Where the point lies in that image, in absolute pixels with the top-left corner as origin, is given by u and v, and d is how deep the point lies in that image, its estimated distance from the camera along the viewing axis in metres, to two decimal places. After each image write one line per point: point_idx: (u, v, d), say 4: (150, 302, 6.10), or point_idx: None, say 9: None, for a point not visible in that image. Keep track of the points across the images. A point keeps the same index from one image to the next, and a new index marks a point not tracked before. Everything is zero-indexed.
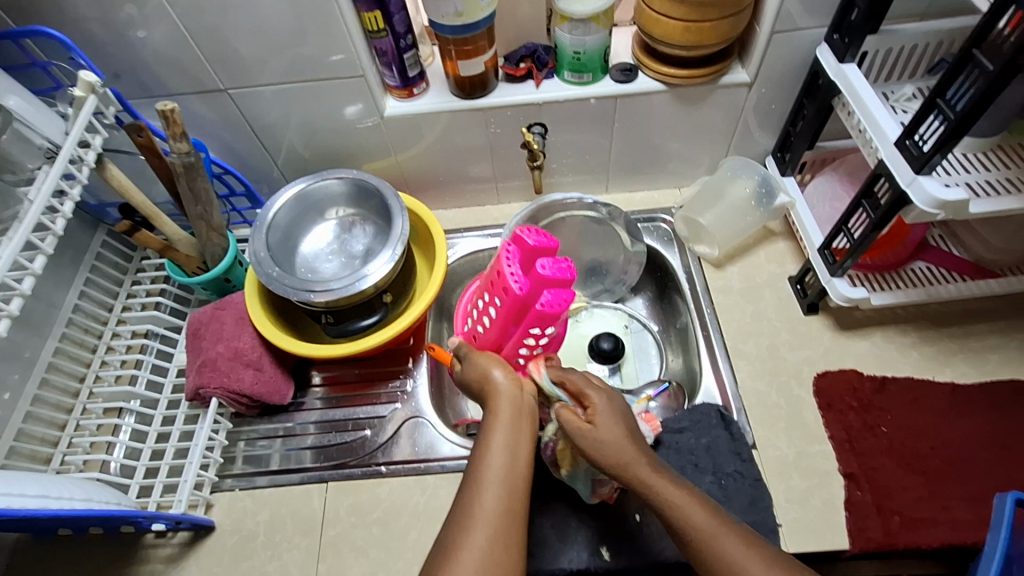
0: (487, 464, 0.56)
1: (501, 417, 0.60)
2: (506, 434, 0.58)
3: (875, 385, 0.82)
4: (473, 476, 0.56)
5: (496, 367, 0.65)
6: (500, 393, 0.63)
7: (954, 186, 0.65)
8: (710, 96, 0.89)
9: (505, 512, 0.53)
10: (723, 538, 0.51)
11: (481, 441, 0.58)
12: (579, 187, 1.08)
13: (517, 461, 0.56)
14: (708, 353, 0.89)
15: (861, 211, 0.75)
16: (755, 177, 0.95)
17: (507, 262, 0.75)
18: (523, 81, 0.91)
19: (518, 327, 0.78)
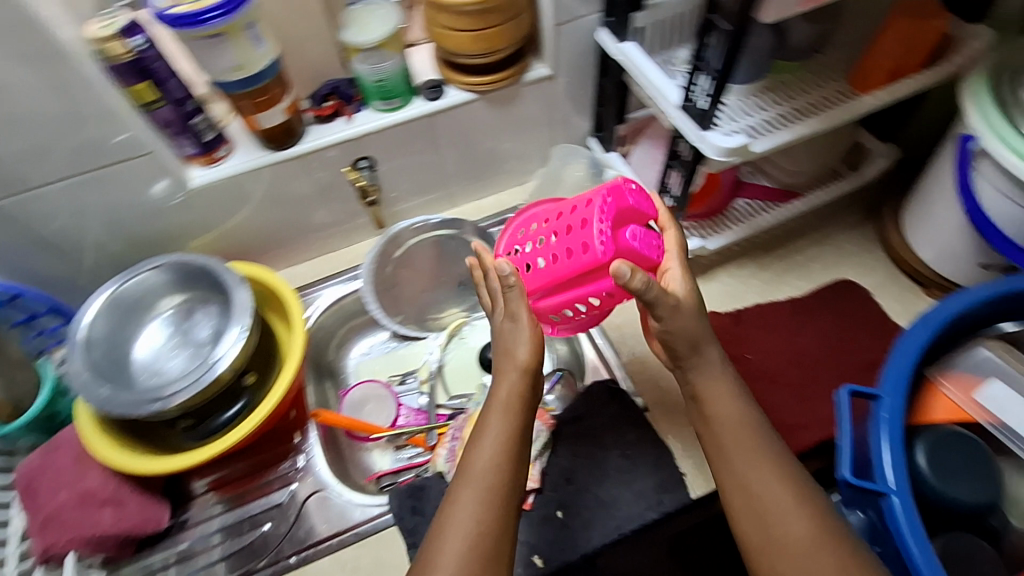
0: (473, 467, 0.58)
1: (494, 409, 0.61)
2: (497, 435, 0.60)
3: (731, 319, 0.90)
4: (461, 477, 0.58)
5: (523, 343, 0.63)
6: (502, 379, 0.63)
7: (735, 133, 0.72)
8: (520, 95, 0.92)
9: (485, 524, 0.55)
10: (746, 437, 0.58)
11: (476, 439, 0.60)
12: (426, 209, 1.07)
13: (506, 458, 0.59)
14: (586, 335, 0.94)
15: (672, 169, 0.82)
16: (580, 161, 1.01)
17: (596, 215, 0.64)
18: (334, 120, 0.87)
19: (575, 289, 0.69)
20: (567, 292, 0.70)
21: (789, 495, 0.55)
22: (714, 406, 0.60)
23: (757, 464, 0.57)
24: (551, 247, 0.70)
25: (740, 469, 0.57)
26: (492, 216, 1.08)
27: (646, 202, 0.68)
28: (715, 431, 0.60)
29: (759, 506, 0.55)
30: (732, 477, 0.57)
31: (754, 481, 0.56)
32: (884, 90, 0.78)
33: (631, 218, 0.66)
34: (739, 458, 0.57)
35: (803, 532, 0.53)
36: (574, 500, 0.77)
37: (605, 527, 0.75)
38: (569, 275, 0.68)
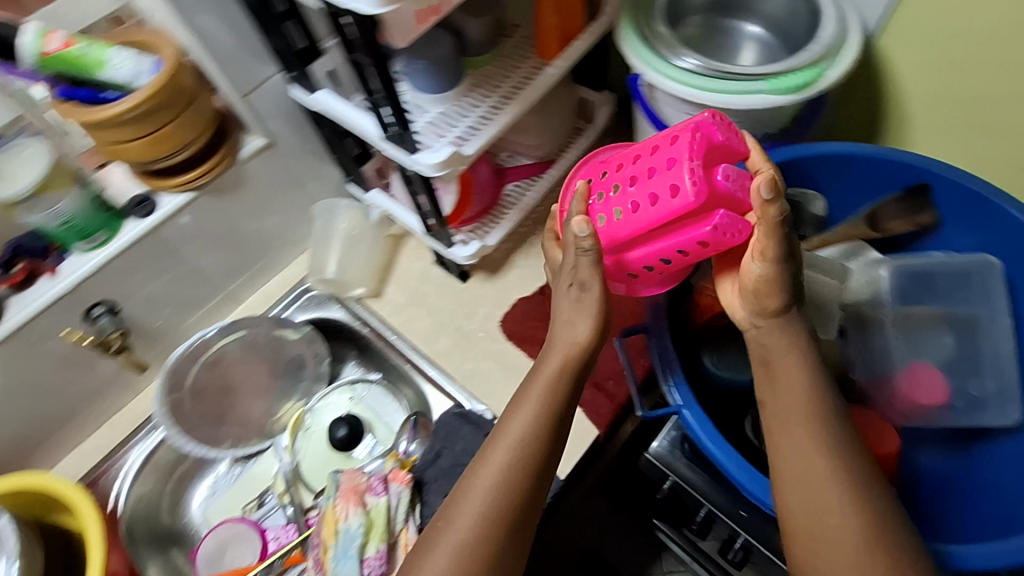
0: (506, 438, 0.60)
1: (534, 390, 0.61)
2: (541, 407, 0.60)
3: (539, 297, 0.94)
4: (498, 439, 0.61)
5: (580, 318, 0.60)
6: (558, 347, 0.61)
7: (443, 144, 0.72)
8: (244, 175, 0.86)
9: (508, 493, 0.58)
10: (796, 407, 0.57)
11: (520, 403, 0.61)
12: (208, 319, 0.98)
13: (527, 448, 0.60)
14: (421, 373, 0.92)
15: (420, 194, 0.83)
16: (342, 211, 0.98)
17: (682, 153, 0.55)
18: (32, 284, 0.76)
19: (659, 242, 0.60)
20: (649, 244, 0.61)
21: (842, 491, 0.53)
22: (790, 391, 0.58)
23: (810, 447, 0.56)
24: (617, 200, 0.60)
25: (795, 452, 0.56)
26: (284, 296, 1.01)
27: (736, 137, 0.59)
28: (786, 421, 0.57)
29: (808, 492, 0.55)
30: (790, 464, 0.56)
31: (809, 467, 0.55)
32: (562, 56, 0.83)
33: (718, 155, 0.58)
34: (807, 448, 0.56)
35: (852, 530, 0.52)
36: None
37: None
38: (651, 225, 0.58)
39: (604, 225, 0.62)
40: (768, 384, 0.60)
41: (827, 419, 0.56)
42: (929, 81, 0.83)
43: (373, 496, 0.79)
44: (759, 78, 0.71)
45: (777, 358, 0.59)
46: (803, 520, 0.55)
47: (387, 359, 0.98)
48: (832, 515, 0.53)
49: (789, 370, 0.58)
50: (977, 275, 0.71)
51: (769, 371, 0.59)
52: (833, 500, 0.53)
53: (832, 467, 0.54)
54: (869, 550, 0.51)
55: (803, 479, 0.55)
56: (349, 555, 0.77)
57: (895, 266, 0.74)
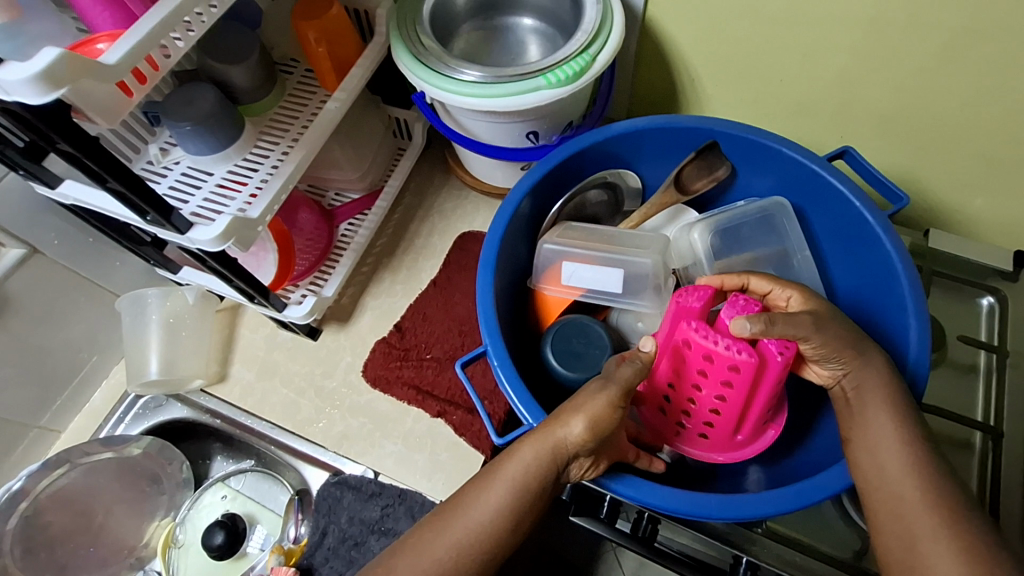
0: (464, 519, 0.56)
1: (518, 462, 0.56)
2: (504, 494, 0.56)
3: (397, 334, 0.90)
4: (456, 513, 0.56)
5: (583, 409, 0.56)
6: (547, 437, 0.56)
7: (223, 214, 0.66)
8: (7, 296, 0.74)
9: (454, 568, 0.54)
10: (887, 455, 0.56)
11: (492, 483, 0.57)
12: (25, 459, 0.85)
13: (489, 521, 0.56)
14: (290, 450, 0.85)
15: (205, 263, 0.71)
16: (154, 303, 0.87)
17: (697, 340, 0.62)
18: None
19: (760, 395, 0.64)
20: (754, 403, 0.66)
21: (937, 517, 0.53)
22: (870, 422, 0.58)
23: (907, 472, 0.55)
24: (708, 397, 0.66)
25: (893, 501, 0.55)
26: (115, 406, 0.90)
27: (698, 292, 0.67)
28: (876, 451, 0.57)
29: (904, 521, 0.54)
30: (891, 515, 0.55)
31: (905, 496, 0.54)
32: (342, 89, 0.77)
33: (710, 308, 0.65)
34: (900, 477, 0.55)
35: (952, 559, 0.51)
36: None
37: None
38: (753, 395, 0.64)
39: (751, 430, 0.69)
40: (851, 419, 0.60)
41: (908, 445, 0.56)
42: (704, 41, 0.86)
43: None
44: (537, 75, 0.71)
45: (864, 394, 0.59)
46: (904, 550, 0.53)
47: (251, 444, 0.90)
48: (926, 538, 0.52)
49: (870, 402, 0.59)
50: (776, 215, 0.76)
51: (856, 412, 0.59)
52: (932, 527, 0.52)
53: (923, 492, 0.54)
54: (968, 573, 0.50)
55: (895, 504, 0.55)
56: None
57: (706, 226, 0.77)
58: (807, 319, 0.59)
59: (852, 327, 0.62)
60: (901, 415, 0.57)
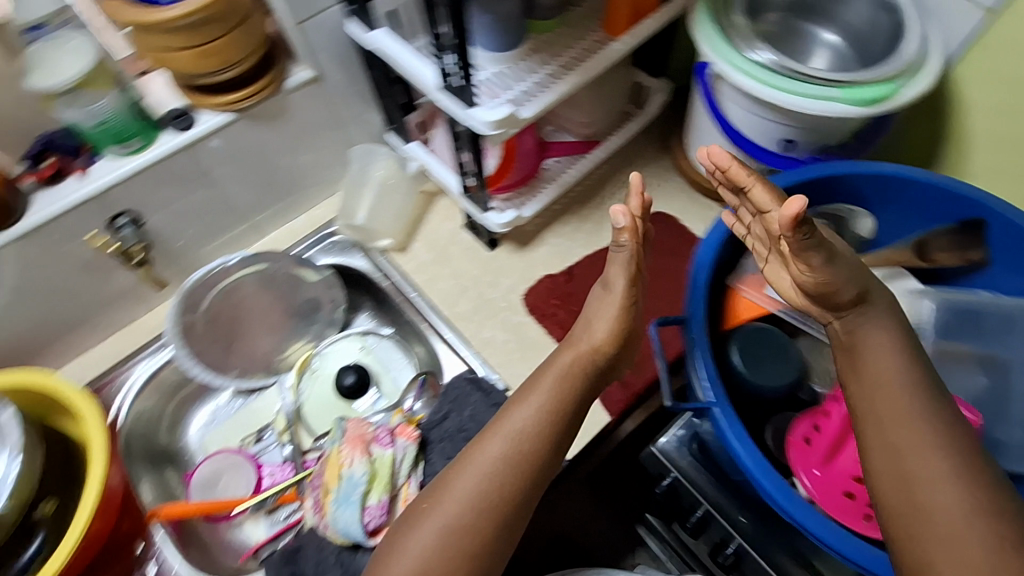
0: (503, 428, 0.63)
1: (541, 389, 0.65)
2: (535, 405, 0.64)
3: (566, 277, 0.93)
4: (491, 430, 0.63)
5: (604, 312, 0.69)
6: (568, 347, 0.69)
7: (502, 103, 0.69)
8: (286, 105, 0.83)
9: (496, 479, 0.60)
10: (896, 399, 0.54)
11: (520, 397, 0.66)
12: (230, 248, 0.96)
13: (521, 441, 0.62)
14: (439, 335, 0.91)
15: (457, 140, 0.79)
16: (382, 157, 0.97)
17: None
18: (60, 181, 0.73)
19: None
20: None
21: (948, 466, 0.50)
22: (877, 374, 0.56)
23: (914, 428, 0.52)
24: None
25: (889, 450, 0.52)
26: (307, 237, 0.99)
27: None
28: (878, 410, 0.54)
29: (903, 466, 0.51)
30: (885, 465, 0.52)
31: (898, 431, 0.53)
32: (630, 32, 0.80)
33: None
34: (903, 429, 0.52)
35: (954, 499, 0.48)
36: None
37: None
38: None
39: None
40: (853, 376, 0.58)
41: (917, 398, 0.54)
42: (999, 120, 0.80)
43: (378, 447, 0.77)
44: (834, 86, 0.69)
45: (861, 338, 0.58)
46: (908, 505, 0.50)
47: (402, 313, 0.97)
48: (927, 481, 0.50)
49: (873, 348, 0.57)
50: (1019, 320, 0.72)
51: (854, 360, 0.58)
52: (943, 481, 0.49)
53: (930, 436, 0.51)
54: (977, 518, 0.46)
55: (898, 461, 0.51)
56: (352, 496, 0.74)
57: (938, 298, 0.75)
58: (812, 264, 0.57)
59: (856, 264, 0.59)
60: (910, 364, 0.56)
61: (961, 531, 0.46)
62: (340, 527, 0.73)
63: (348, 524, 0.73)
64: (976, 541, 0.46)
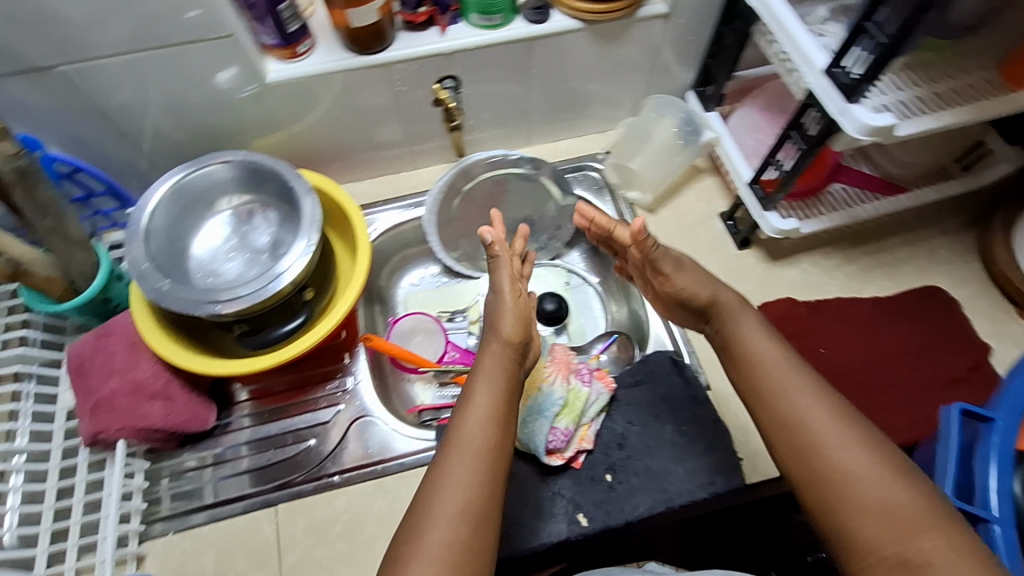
0: (461, 443, 0.54)
1: (477, 390, 0.58)
2: (484, 410, 0.56)
3: (808, 310, 0.85)
4: (449, 453, 0.54)
5: (505, 317, 0.62)
6: (486, 368, 0.59)
7: (884, 109, 0.62)
8: (628, 32, 0.81)
9: (477, 487, 0.52)
10: (787, 395, 0.56)
11: (460, 418, 0.56)
12: (500, 142, 0.99)
13: (492, 434, 0.55)
14: (652, 299, 0.88)
15: (789, 140, 0.72)
16: (679, 116, 0.91)
17: None
18: (425, 29, 0.78)
19: None
20: None
21: (836, 424, 0.53)
22: (760, 361, 0.59)
23: (820, 408, 0.54)
24: None
25: (801, 456, 0.53)
26: (568, 160, 0.98)
27: None
28: (776, 399, 0.56)
29: (816, 461, 0.52)
30: (805, 471, 0.52)
31: (809, 411, 0.54)
32: None
33: None
34: (801, 407, 0.54)
35: (896, 492, 0.48)
36: (623, 466, 0.75)
37: (651, 497, 0.73)
38: None
39: None
40: (744, 373, 0.60)
41: (797, 370, 0.57)
42: None
43: (578, 380, 0.79)
44: None
45: (734, 333, 0.63)
46: (823, 485, 0.51)
47: None
48: (846, 473, 0.50)
49: (743, 338, 0.62)
50: None
51: (745, 368, 0.60)
52: (848, 446, 0.51)
53: (843, 435, 0.52)
54: (884, 471, 0.49)
55: (802, 444, 0.53)
56: (547, 410, 0.76)
57: None
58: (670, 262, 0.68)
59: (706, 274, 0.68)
60: (778, 348, 0.60)
61: (888, 488, 0.48)
62: (527, 432, 0.75)
63: (536, 432, 0.74)
64: (902, 495, 0.48)
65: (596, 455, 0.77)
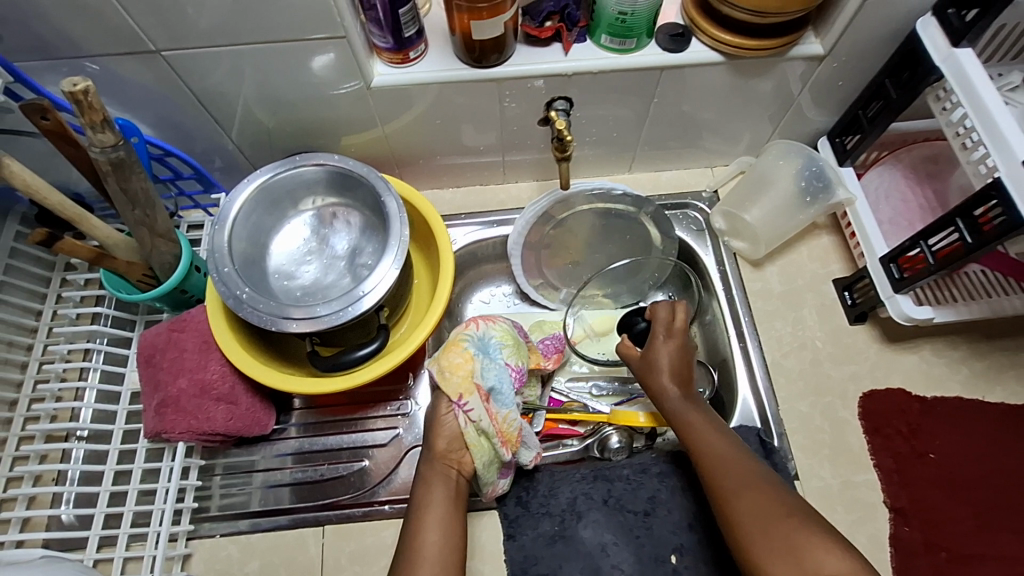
0: (421, 551, 0.59)
1: (430, 499, 0.63)
2: (440, 522, 0.62)
3: (923, 407, 0.76)
4: (405, 563, 0.59)
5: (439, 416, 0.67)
6: (435, 475, 0.65)
7: None
8: (771, 70, 0.71)
9: None
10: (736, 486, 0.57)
11: (415, 526, 0.62)
12: (599, 164, 0.91)
13: (448, 540, 0.61)
14: (745, 365, 0.79)
15: (952, 229, 0.62)
16: (809, 166, 0.79)
17: None
18: (548, 44, 0.71)
19: None
20: None
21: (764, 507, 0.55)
22: (703, 450, 0.61)
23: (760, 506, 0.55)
24: None
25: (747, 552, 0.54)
26: (668, 195, 0.90)
27: None
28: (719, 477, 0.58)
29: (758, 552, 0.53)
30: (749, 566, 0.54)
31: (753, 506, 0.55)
32: None
33: None
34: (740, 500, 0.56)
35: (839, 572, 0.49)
36: (692, 551, 0.69)
37: None
38: None
39: None
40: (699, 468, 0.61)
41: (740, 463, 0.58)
42: None
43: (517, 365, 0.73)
44: None
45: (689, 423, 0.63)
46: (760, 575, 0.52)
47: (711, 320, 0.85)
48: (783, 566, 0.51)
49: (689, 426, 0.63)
50: None
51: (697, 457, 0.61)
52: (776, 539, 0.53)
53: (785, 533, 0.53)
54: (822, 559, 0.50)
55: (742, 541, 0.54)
56: (492, 358, 0.70)
57: None
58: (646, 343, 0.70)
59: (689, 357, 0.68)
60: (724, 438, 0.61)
61: (809, 557, 0.51)
62: (495, 392, 0.68)
63: (507, 386, 0.69)
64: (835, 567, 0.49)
65: (664, 532, 0.70)
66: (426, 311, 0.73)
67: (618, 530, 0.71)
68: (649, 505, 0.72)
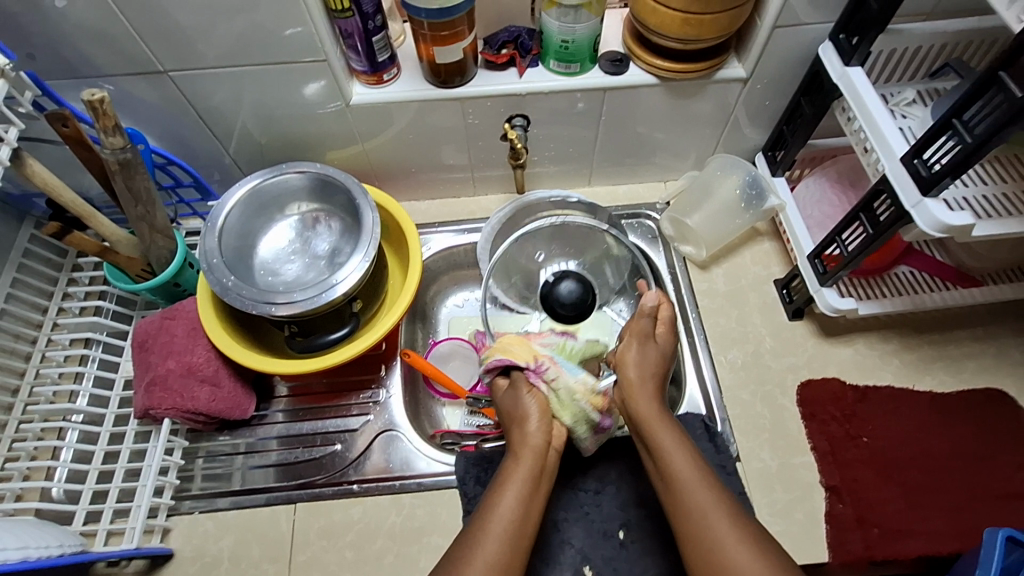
0: (496, 516, 0.55)
1: (517, 469, 0.59)
2: (520, 492, 0.57)
3: (857, 395, 0.81)
4: (478, 527, 0.55)
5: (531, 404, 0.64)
6: (521, 454, 0.61)
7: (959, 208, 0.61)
8: (703, 91, 0.81)
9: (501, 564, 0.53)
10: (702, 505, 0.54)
11: (495, 491, 0.58)
12: (561, 179, 1.00)
13: (527, 517, 0.56)
14: (692, 358, 0.85)
15: (858, 224, 0.70)
16: (744, 176, 0.88)
17: None
18: (505, 69, 0.82)
19: None
20: None
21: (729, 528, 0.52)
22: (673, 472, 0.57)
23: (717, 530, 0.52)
24: None
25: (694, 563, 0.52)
26: (624, 206, 0.99)
27: None
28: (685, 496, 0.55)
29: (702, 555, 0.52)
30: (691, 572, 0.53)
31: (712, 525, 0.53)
32: None
33: None
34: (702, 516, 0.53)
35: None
36: (638, 526, 0.74)
37: (662, 562, 0.71)
38: None
39: None
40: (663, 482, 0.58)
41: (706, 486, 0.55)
42: None
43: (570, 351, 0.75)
44: None
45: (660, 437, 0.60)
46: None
47: None
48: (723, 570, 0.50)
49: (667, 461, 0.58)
50: None
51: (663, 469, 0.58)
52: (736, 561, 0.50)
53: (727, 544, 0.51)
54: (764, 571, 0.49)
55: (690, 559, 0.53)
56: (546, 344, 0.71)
57: None
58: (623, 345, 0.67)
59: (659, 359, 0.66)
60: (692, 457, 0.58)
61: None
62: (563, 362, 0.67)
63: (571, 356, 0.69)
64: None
65: (613, 509, 0.75)
66: (396, 301, 0.80)
67: (570, 507, 0.76)
68: (600, 484, 0.77)
